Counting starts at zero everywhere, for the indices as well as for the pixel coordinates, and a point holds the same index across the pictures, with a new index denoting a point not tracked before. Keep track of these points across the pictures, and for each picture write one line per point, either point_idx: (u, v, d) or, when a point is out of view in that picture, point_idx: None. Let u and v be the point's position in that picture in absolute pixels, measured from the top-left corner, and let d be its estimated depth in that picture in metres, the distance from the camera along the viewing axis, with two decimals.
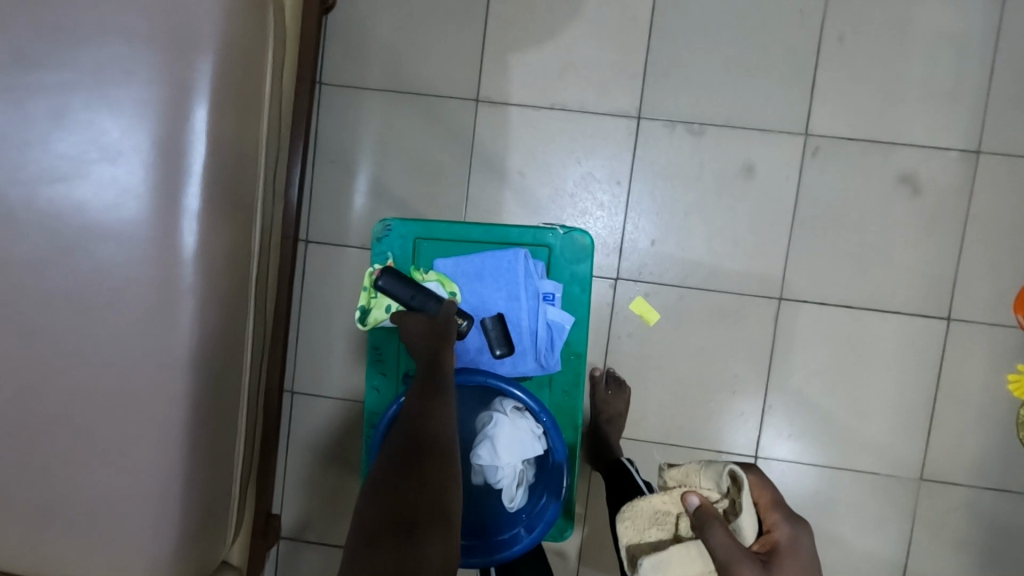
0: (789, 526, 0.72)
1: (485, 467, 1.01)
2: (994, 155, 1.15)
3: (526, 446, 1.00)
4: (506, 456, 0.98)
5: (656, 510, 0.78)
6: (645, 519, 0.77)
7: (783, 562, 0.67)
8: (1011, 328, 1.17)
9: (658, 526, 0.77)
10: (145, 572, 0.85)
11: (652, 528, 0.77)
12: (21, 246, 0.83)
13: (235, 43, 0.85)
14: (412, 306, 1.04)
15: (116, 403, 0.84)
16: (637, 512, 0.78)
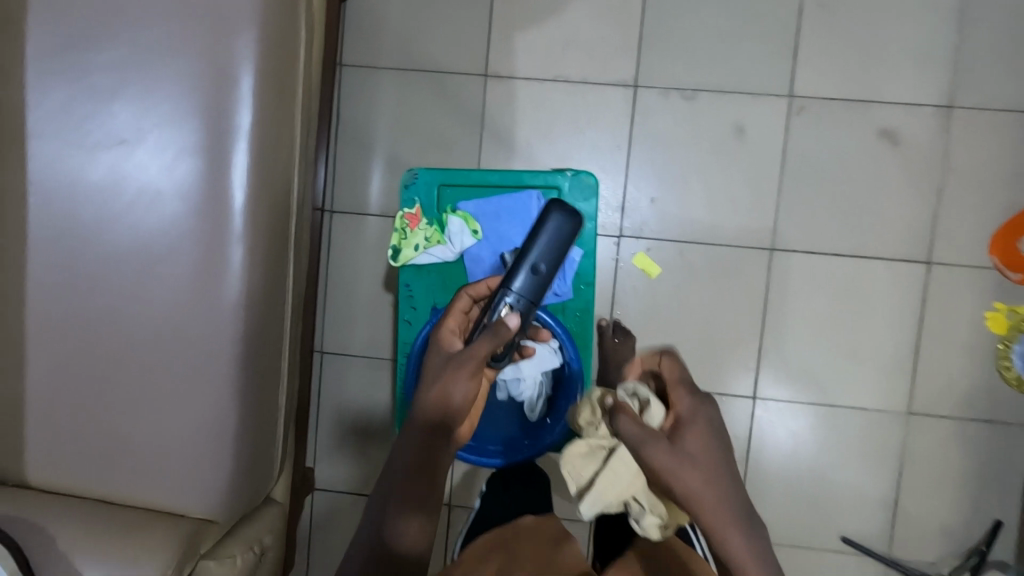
0: (690, 400, 0.73)
1: (508, 382, 1.13)
2: (967, 109, 1.24)
3: (545, 361, 1.10)
4: (527, 370, 1.10)
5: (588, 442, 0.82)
6: (579, 455, 0.81)
7: (685, 432, 0.69)
8: (988, 269, 1.25)
9: (591, 453, 0.81)
10: (203, 497, 0.93)
11: (589, 462, 0.81)
12: (86, 208, 0.91)
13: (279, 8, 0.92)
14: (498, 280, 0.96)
15: (173, 343, 0.92)
16: (573, 457, 0.81)
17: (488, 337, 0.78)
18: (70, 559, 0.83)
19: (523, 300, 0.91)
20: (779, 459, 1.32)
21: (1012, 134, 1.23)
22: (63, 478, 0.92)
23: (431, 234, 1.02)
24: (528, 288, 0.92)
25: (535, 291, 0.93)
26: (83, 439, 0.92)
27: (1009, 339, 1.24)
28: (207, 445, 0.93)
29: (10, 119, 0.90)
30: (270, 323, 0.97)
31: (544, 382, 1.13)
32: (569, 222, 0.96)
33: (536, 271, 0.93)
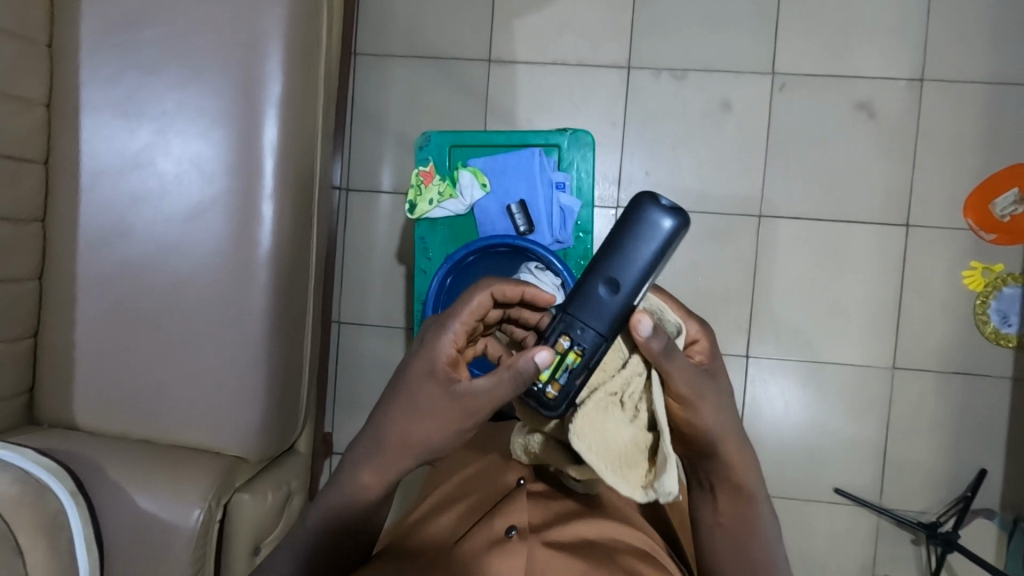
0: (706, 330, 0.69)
1: None
2: (937, 81, 1.33)
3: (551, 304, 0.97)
4: None
5: (607, 394, 0.60)
6: (591, 404, 0.59)
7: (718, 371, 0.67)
8: (963, 230, 1.34)
9: (606, 395, 0.60)
10: (236, 438, 1.01)
11: (604, 414, 0.59)
12: (135, 172, 1.01)
13: None
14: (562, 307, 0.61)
15: (208, 294, 1.00)
16: (587, 412, 0.58)
17: (511, 379, 0.59)
18: (119, 487, 0.91)
19: (583, 332, 0.60)
20: (773, 416, 1.39)
21: (980, 104, 1.33)
22: (110, 419, 1.01)
23: (446, 188, 1.04)
24: (592, 312, 0.59)
25: (601, 317, 0.59)
26: (126, 385, 1.00)
27: (985, 295, 1.33)
28: (239, 389, 1.01)
29: (65, 93, 1.00)
30: (297, 278, 1.05)
31: None
32: (675, 229, 0.60)
33: (609, 289, 0.59)
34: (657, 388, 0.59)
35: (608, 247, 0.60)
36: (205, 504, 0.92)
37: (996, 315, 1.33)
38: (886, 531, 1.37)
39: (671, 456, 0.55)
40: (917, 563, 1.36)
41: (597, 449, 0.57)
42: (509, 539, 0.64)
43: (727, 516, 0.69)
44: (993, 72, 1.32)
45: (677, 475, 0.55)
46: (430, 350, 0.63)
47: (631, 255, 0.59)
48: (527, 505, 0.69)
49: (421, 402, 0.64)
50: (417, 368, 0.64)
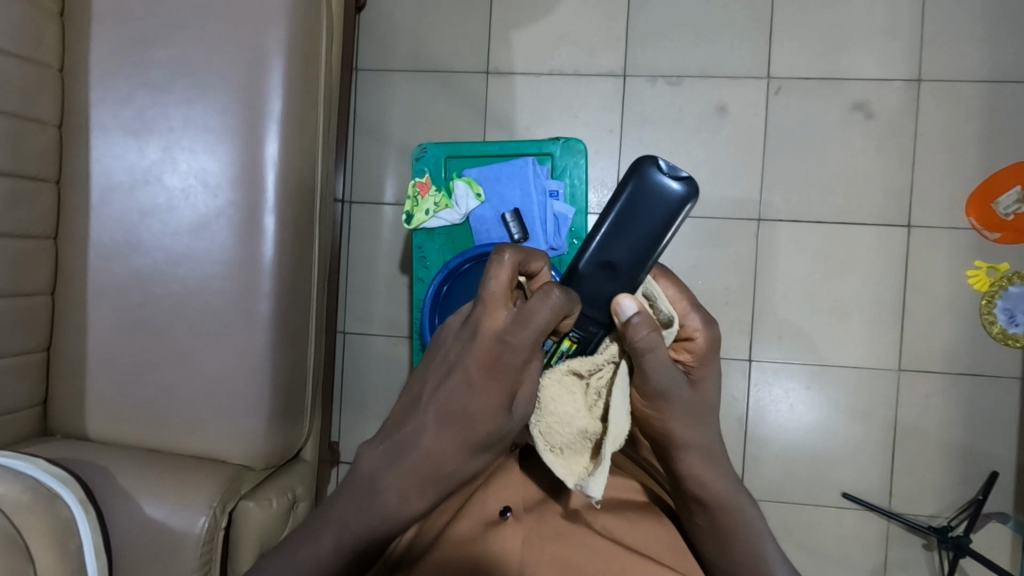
0: (708, 329, 0.67)
1: None
2: (934, 80, 1.33)
3: None
4: None
5: (571, 378, 0.63)
6: (552, 380, 0.63)
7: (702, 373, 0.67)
8: (966, 229, 1.33)
9: (572, 377, 0.63)
10: (241, 444, 1.03)
11: (560, 396, 0.62)
12: (142, 188, 1.04)
13: (301, 8, 1.05)
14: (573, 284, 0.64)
15: (215, 304, 1.03)
16: (547, 387, 0.62)
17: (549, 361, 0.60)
18: (129, 494, 0.94)
19: (584, 320, 0.64)
20: (781, 420, 1.38)
21: (979, 102, 1.32)
22: (121, 428, 1.04)
23: (441, 199, 1.06)
24: (593, 299, 0.63)
25: (601, 305, 0.63)
26: (134, 394, 1.03)
27: (991, 295, 1.31)
28: (244, 397, 1.03)
29: (77, 114, 1.05)
30: (299, 287, 1.08)
31: None
32: (676, 207, 0.64)
33: (612, 262, 0.64)
34: (620, 383, 0.62)
35: (610, 232, 0.65)
36: (210, 511, 0.94)
37: (1002, 315, 1.31)
38: (896, 536, 1.35)
39: (604, 457, 0.59)
40: (929, 567, 1.34)
41: (542, 425, 0.62)
42: (504, 520, 0.70)
43: (704, 518, 0.72)
44: (992, 70, 1.32)
45: (603, 481, 0.58)
46: (489, 376, 0.56)
47: (632, 240, 0.64)
48: (520, 481, 0.75)
49: (483, 435, 0.58)
50: (474, 401, 0.57)
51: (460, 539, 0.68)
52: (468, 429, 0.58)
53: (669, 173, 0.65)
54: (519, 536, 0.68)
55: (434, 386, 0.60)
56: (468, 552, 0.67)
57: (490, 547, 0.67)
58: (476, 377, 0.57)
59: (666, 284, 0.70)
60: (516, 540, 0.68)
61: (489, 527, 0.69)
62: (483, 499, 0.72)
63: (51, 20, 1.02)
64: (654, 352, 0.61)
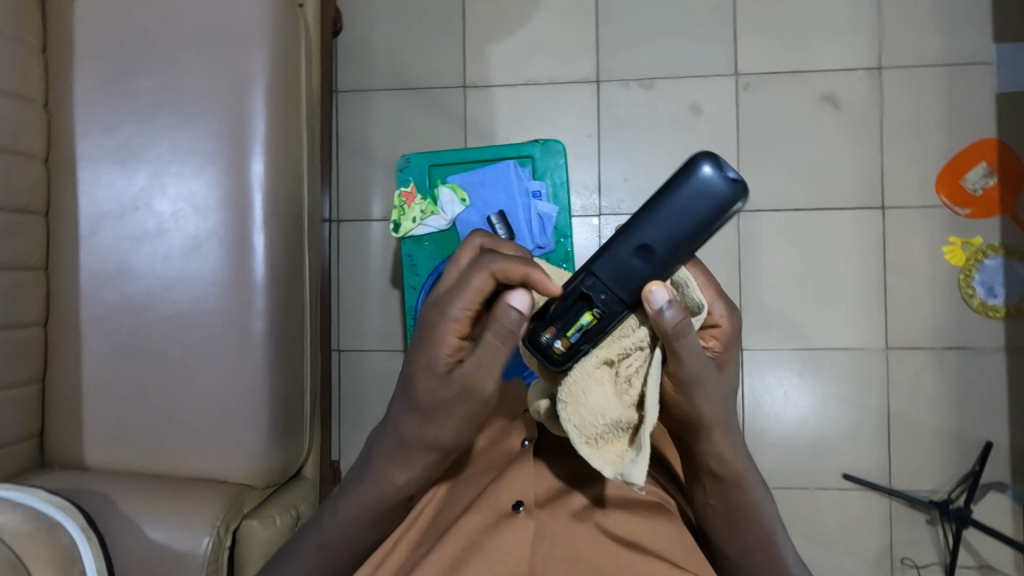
0: (731, 316, 0.73)
1: None
2: (895, 68, 1.38)
3: None
4: None
5: (604, 370, 0.67)
6: (586, 371, 0.66)
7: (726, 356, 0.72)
8: (938, 208, 1.37)
9: (604, 368, 0.67)
10: (242, 462, 1.03)
11: (596, 388, 0.66)
12: (132, 215, 1.05)
13: (280, 30, 1.08)
14: (602, 266, 0.66)
15: (209, 324, 1.04)
16: (581, 379, 0.66)
17: (506, 342, 0.64)
18: (130, 518, 0.93)
19: (608, 299, 0.66)
20: (778, 406, 1.39)
21: (939, 87, 1.37)
22: (120, 455, 1.03)
23: (427, 206, 1.07)
24: (620, 282, 0.65)
25: (625, 288, 0.65)
26: (131, 419, 1.03)
27: (967, 268, 1.35)
28: (243, 414, 1.03)
29: (63, 146, 1.06)
30: (292, 302, 1.09)
31: None
32: (724, 204, 0.62)
33: (643, 254, 0.65)
34: (653, 370, 0.67)
35: (651, 219, 0.64)
36: (214, 530, 0.93)
37: (981, 288, 1.35)
38: (899, 513, 1.36)
39: (643, 444, 0.63)
40: (935, 544, 1.35)
41: (581, 418, 0.65)
42: (517, 515, 0.71)
43: (716, 500, 0.77)
44: (950, 54, 1.37)
45: (643, 466, 0.63)
46: (431, 343, 0.66)
47: (671, 231, 0.64)
48: (532, 476, 0.74)
49: (425, 397, 0.68)
50: (417, 368, 0.68)
51: (472, 531, 0.71)
52: (416, 393, 0.68)
53: (725, 172, 0.62)
54: (531, 531, 0.70)
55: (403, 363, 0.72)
56: (479, 545, 0.69)
57: (500, 540, 0.70)
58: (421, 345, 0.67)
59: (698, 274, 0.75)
60: (529, 534, 0.70)
61: (501, 519, 0.71)
62: (498, 490, 0.73)
63: (35, 57, 1.05)
64: (686, 339, 0.65)
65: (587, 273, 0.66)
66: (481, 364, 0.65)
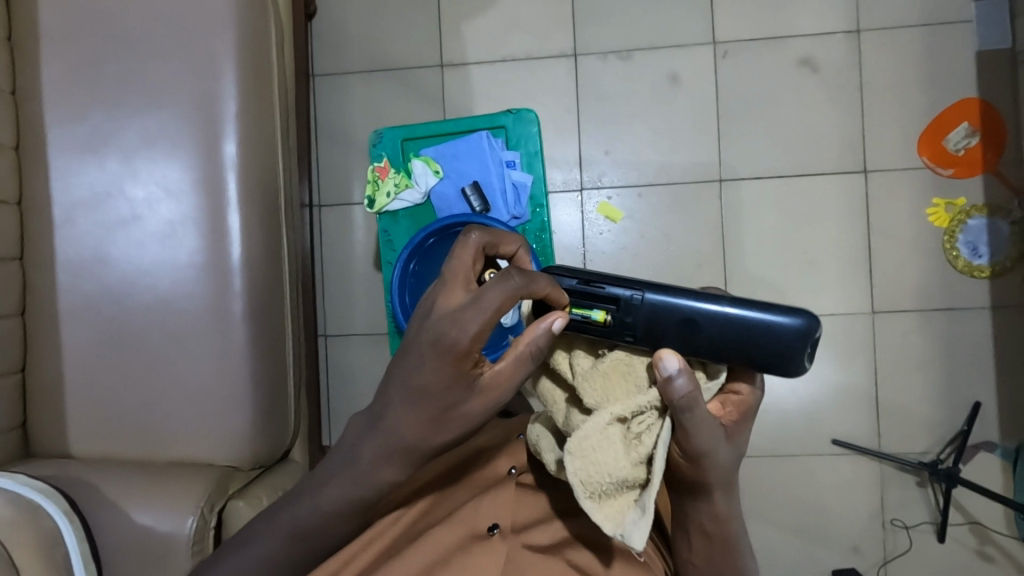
0: (753, 391, 0.69)
1: None
2: (873, 30, 1.37)
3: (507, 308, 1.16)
4: None
5: (614, 425, 0.63)
6: (598, 427, 0.62)
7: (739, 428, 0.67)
8: (921, 170, 1.36)
9: (615, 424, 0.62)
10: (228, 445, 1.03)
11: (606, 446, 0.61)
12: (106, 202, 1.04)
13: (246, 9, 1.06)
14: (647, 301, 0.69)
15: (188, 309, 1.03)
16: (591, 433, 0.62)
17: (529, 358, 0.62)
18: (115, 503, 0.93)
19: (627, 326, 0.69)
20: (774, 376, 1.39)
21: (919, 47, 1.36)
22: (104, 444, 1.03)
23: (401, 180, 1.06)
24: (651, 322, 0.69)
25: (648, 325, 0.69)
26: (114, 406, 1.03)
27: (951, 230, 1.34)
28: (227, 397, 1.03)
29: (32, 135, 1.05)
30: (271, 285, 1.08)
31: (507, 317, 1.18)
32: (781, 361, 0.67)
33: (689, 322, 0.68)
34: (662, 434, 0.63)
35: (719, 316, 0.68)
36: (199, 510, 0.93)
37: (965, 248, 1.35)
38: (889, 476, 1.36)
39: (647, 507, 0.60)
40: (926, 504, 1.35)
41: (586, 472, 0.61)
42: (490, 537, 0.77)
43: (701, 559, 0.77)
44: (928, 13, 1.36)
45: (644, 531, 0.59)
46: (441, 356, 0.59)
47: (724, 334, 0.67)
48: (512, 500, 0.80)
49: (439, 402, 0.61)
50: (428, 377, 0.60)
51: (445, 544, 0.77)
52: (424, 399, 0.61)
53: (809, 350, 0.67)
54: (501, 554, 0.76)
55: (393, 365, 0.62)
56: (449, 560, 0.76)
57: (469, 558, 0.76)
58: (427, 358, 0.59)
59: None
60: (498, 557, 0.76)
61: (476, 539, 0.78)
62: (478, 509, 0.79)
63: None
64: (695, 411, 0.61)
65: (634, 299, 0.70)
66: (498, 376, 0.62)
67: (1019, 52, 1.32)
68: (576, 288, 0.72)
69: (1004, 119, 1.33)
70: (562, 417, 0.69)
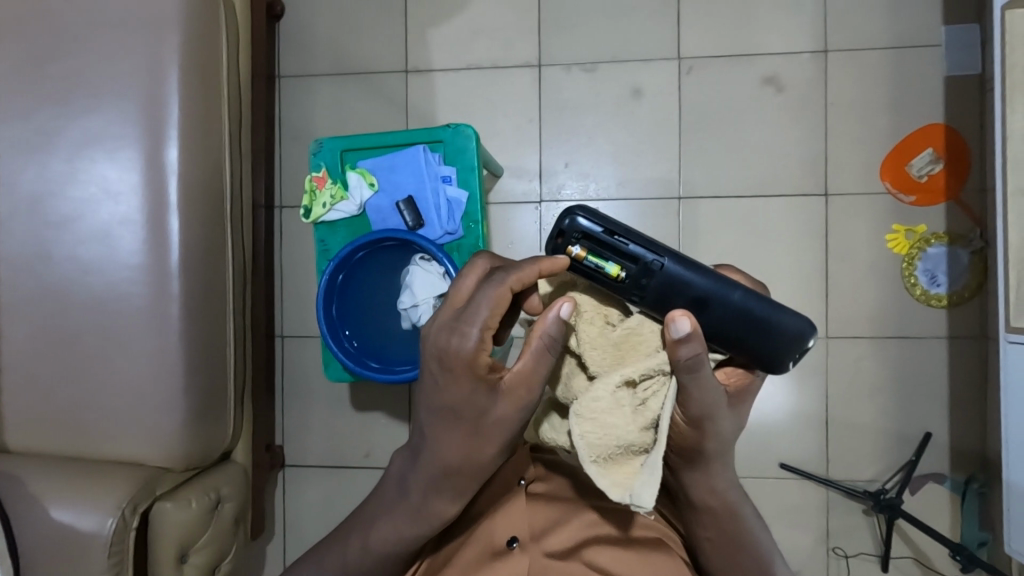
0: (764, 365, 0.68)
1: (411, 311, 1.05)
2: (839, 51, 1.35)
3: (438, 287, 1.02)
4: (420, 295, 1.02)
5: (620, 386, 0.60)
6: (605, 388, 0.60)
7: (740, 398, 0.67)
8: (882, 195, 1.34)
9: (623, 386, 0.60)
10: (160, 446, 1.04)
11: (612, 409, 0.59)
12: (49, 200, 1.06)
13: (195, 12, 1.07)
14: (665, 268, 0.63)
15: (126, 309, 1.04)
16: (597, 395, 0.60)
17: (544, 347, 0.61)
18: (39, 500, 0.96)
19: (637, 287, 0.64)
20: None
21: (886, 70, 1.34)
22: (39, 439, 1.05)
23: (337, 191, 1.08)
24: (663, 293, 0.63)
25: (659, 293, 0.63)
26: (50, 403, 1.04)
27: (910, 257, 1.32)
28: (159, 397, 1.03)
29: None
30: (212, 287, 1.08)
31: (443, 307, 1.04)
32: (767, 363, 0.65)
33: (697, 303, 0.63)
34: (670, 394, 0.61)
35: (732, 304, 0.63)
36: (119, 511, 0.96)
37: (923, 277, 1.33)
38: (836, 503, 1.35)
39: (656, 468, 0.57)
40: (871, 532, 1.34)
41: (591, 434, 0.59)
42: (510, 551, 0.76)
43: (710, 532, 0.76)
44: (897, 36, 1.34)
45: (654, 491, 0.56)
46: (454, 368, 0.61)
47: (729, 323, 0.63)
48: (524, 510, 0.78)
49: (465, 412, 0.62)
50: (449, 391, 0.62)
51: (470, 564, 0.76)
52: (452, 410, 0.63)
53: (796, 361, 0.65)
54: (524, 566, 0.74)
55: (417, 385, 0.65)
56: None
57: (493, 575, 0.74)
58: (440, 375, 0.62)
59: (740, 277, 0.72)
60: (520, 572, 0.74)
61: (496, 555, 0.76)
62: (491, 527, 0.78)
63: None
64: (699, 373, 0.60)
65: (654, 264, 0.63)
66: (517, 374, 0.61)
67: (987, 80, 1.29)
68: (597, 235, 0.63)
69: (967, 147, 1.31)
70: (560, 387, 0.66)
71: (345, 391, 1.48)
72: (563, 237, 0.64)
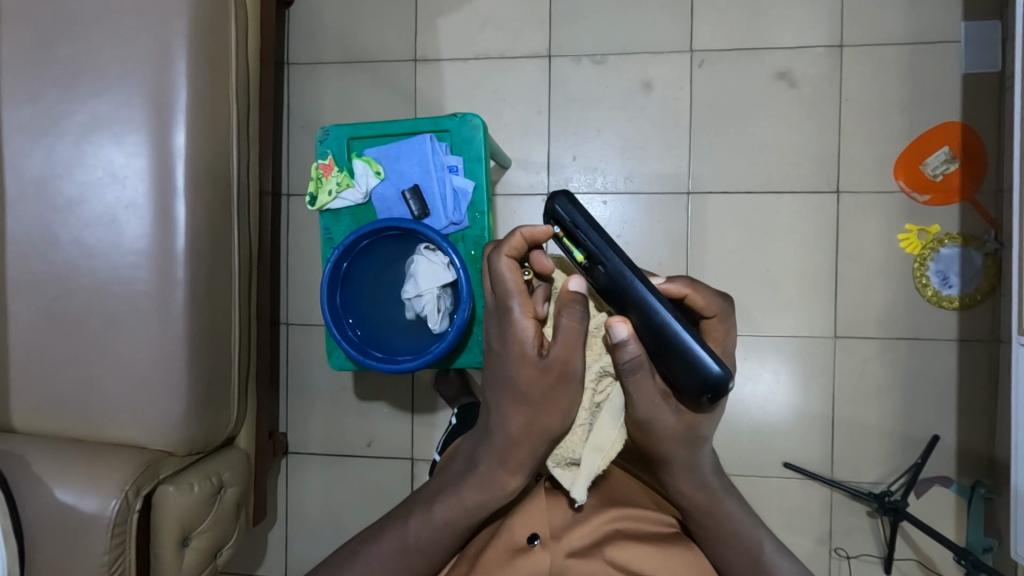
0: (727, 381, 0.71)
1: (412, 301, 1.06)
2: (855, 46, 1.33)
3: (439, 277, 1.02)
4: (423, 285, 1.02)
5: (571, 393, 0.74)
6: None
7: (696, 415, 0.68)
8: (895, 194, 1.32)
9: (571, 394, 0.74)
10: (163, 431, 1.04)
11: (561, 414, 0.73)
12: (55, 183, 1.06)
13: None
14: (610, 273, 0.67)
15: (131, 294, 1.04)
16: None
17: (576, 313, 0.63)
18: (44, 482, 0.97)
19: (591, 278, 0.70)
20: (748, 393, 1.36)
21: (903, 66, 1.32)
22: (42, 422, 1.05)
23: (343, 178, 1.08)
24: (608, 291, 0.69)
25: (605, 289, 0.69)
26: (55, 385, 1.05)
27: (923, 257, 1.30)
28: (162, 382, 1.03)
29: None
30: (217, 273, 1.08)
31: (445, 297, 1.04)
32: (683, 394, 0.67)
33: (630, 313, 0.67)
34: (613, 399, 0.72)
35: (655, 323, 0.65)
36: (122, 494, 0.97)
37: (935, 278, 1.31)
38: (839, 504, 1.34)
39: (590, 467, 0.72)
40: (874, 535, 1.33)
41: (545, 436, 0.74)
42: (532, 548, 0.74)
43: (700, 534, 0.77)
44: (915, 31, 1.31)
45: (586, 486, 0.72)
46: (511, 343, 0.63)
47: (651, 339, 0.66)
48: (545, 507, 0.77)
49: (529, 390, 0.64)
50: (512, 367, 0.63)
51: (491, 566, 0.74)
52: (512, 386, 0.65)
53: (709, 403, 0.65)
54: (545, 564, 0.73)
55: (490, 377, 0.68)
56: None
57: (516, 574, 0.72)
58: (503, 354, 0.64)
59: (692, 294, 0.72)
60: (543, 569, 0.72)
61: (518, 554, 0.74)
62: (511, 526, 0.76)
63: None
64: (639, 375, 0.65)
65: (603, 264, 0.68)
66: (564, 341, 0.62)
67: (1007, 77, 1.27)
68: (568, 225, 0.70)
69: (984, 146, 1.28)
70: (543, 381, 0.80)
71: (348, 381, 1.49)
72: (544, 217, 0.72)
